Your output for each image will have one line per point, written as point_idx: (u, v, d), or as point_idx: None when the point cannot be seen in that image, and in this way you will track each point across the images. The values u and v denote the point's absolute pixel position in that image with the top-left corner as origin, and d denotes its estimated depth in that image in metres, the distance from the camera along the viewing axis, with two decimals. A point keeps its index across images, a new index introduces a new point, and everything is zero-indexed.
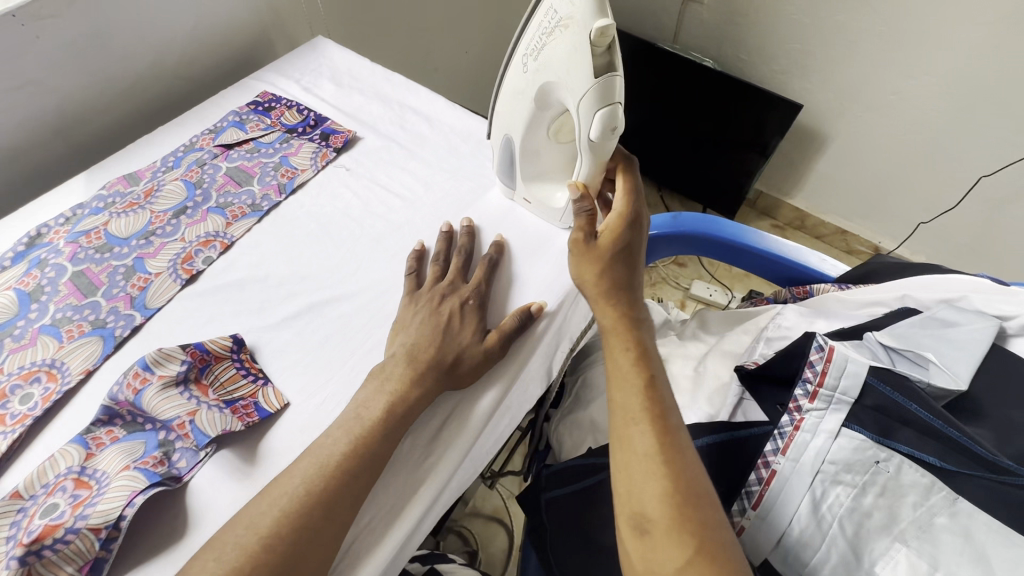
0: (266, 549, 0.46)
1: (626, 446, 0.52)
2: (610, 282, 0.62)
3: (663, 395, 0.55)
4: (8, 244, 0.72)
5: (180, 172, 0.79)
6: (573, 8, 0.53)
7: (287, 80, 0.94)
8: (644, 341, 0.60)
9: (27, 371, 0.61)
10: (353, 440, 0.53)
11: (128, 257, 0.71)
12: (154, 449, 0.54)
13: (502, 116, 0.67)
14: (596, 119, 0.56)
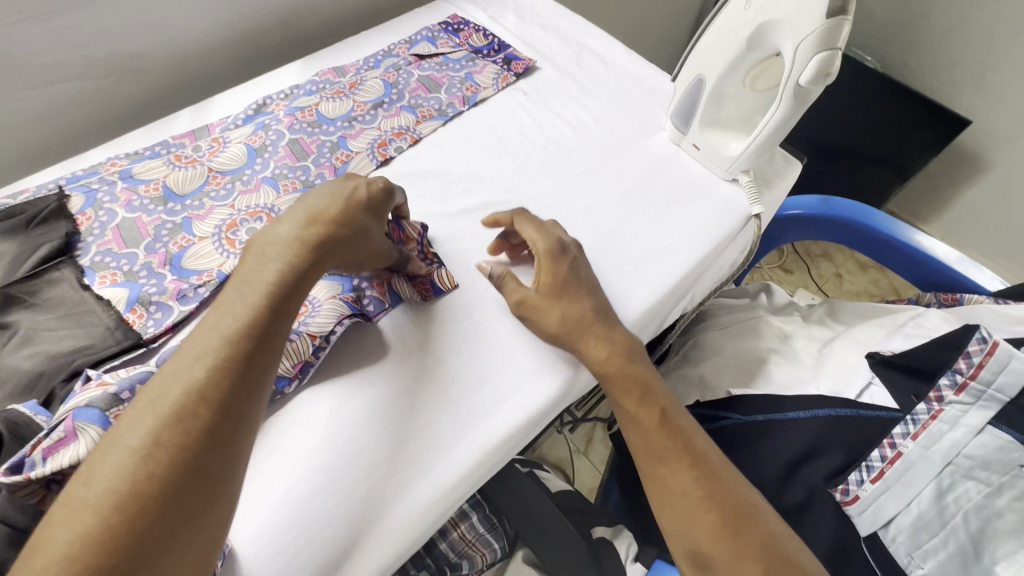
0: (222, 381, 0.42)
1: (666, 481, 0.55)
2: (602, 319, 0.61)
3: (679, 425, 0.58)
4: (239, 107, 0.84)
5: (379, 72, 0.88)
6: None
7: (475, 7, 1.00)
8: (641, 372, 0.60)
9: (253, 210, 0.72)
10: (279, 277, 0.49)
11: (334, 135, 0.80)
12: (350, 290, 0.62)
13: (700, 55, 0.70)
14: (813, 62, 0.57)
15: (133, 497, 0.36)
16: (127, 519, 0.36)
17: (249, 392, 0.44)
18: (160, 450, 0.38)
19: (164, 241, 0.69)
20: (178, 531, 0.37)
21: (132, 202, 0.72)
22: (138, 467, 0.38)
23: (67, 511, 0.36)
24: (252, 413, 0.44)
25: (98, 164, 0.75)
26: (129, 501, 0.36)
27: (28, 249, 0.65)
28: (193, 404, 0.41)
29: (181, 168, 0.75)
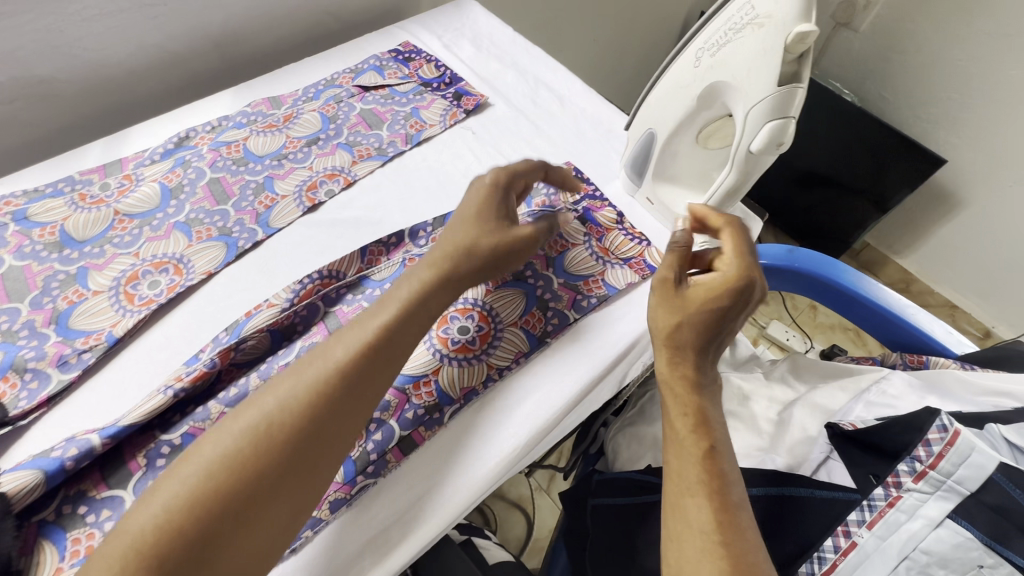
0: (256, 464, 0.42)
1: (680, 513, 0.47)
2: (683, 337, 0.55)
3: (722, 461, 0.49)
4: (160, 139, 0.77)
5: (318, 104, 0.82)
6: (775, 6, 0.50)
7: (428, 34, 0.95)
8: (705, 406, 0.53)
9: (158, 260, 0.65)
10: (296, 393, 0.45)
11: (260, 175, 0.74)
12: (347, 474, 0.54)
13: (651, 109, 0.65)
14: (763, 130, 0.53)
15: (199, 506, 0.39)
16: (183, 534, 0.38)
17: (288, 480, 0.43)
18: (231, 471, 0.41)
19: (53, 294, 0.62)
20: (215, 548, 0.39)
21: (22, 248, 0.64)
22: (211, 484, 0.40)
23: (153, 499, 0.39)
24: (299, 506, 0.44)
25: None
26: (182, 526, 0.38)
27: None
28: (273, 436, 0.43)
29: (84, 210, 0.68)
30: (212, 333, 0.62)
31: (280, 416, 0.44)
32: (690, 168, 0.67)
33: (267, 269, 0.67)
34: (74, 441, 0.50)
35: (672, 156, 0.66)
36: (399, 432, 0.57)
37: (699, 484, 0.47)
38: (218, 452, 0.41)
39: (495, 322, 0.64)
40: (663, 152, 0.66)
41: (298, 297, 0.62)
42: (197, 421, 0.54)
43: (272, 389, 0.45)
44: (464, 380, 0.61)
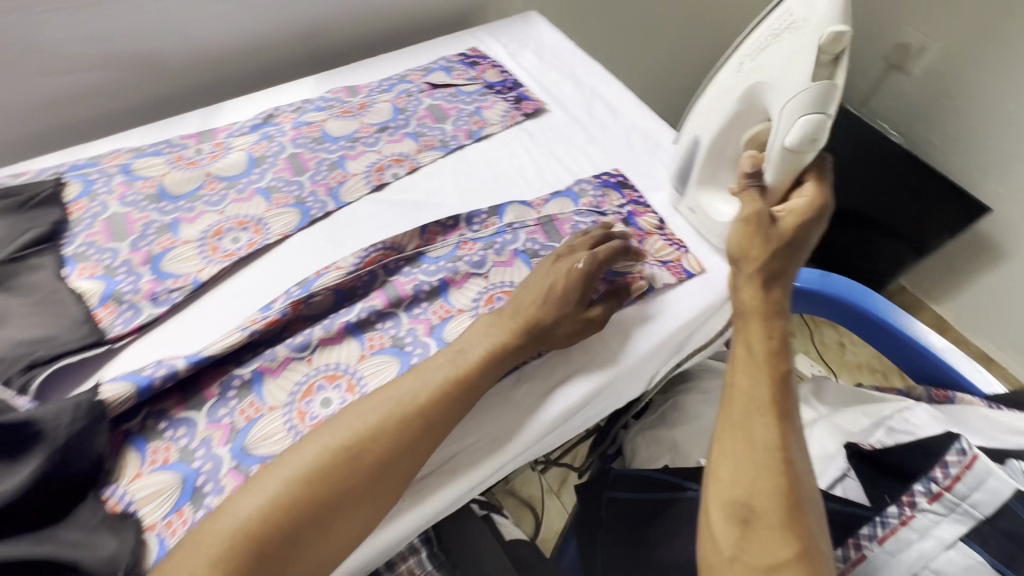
0: (314, 494, 0.49)
1: (749, 429, 0.47)
2: (762, 278, 0.54)
3: (792, 393, 0.49)
4: (248, 114, 0.85)
5: (391, 96, 0.89)
6: (809, 11, 0.56)
7: (495, 42, 1.02)
8: (787, 334, 0.52)
9: (240, 220, 0.72)
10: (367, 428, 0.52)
11: (334, 154, 0.81)
12: None
13: (689, 129, 0.72)
14: (799, 122, 0.57)
15: (266, 527, 0.47)
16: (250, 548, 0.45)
17: (339, 511, 0.50)
18: (297, 496, 0.48)
19: (149, 240, 0.69)
20: (273, 560, 0.46)
21: (126, 197, 0.73)
22: (283, 503, 0.48)
23: (229, 512, 0.47)
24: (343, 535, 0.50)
25: (100, 155, 0.77)
26: (254, 532, 0.46)
27: (18, 232, 0.67)
28: (337, 474, 0.50)
29: (180, 169, 0.76)
30: (281, 287, 0.68)
31: (348, 458, 0.51)
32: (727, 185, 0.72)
33: (334, 237, 0.73)
34: (162, 363, 0.57)
35: (711, 175, 0.72)
36: None
37: (767, 405, 0.48)
38: (285, 483, 0.49)
39: None
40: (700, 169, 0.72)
41: (364, 263, 0.68)
42: (265, 361, 0.60)
43: (335, 433, 0.52)
44: None
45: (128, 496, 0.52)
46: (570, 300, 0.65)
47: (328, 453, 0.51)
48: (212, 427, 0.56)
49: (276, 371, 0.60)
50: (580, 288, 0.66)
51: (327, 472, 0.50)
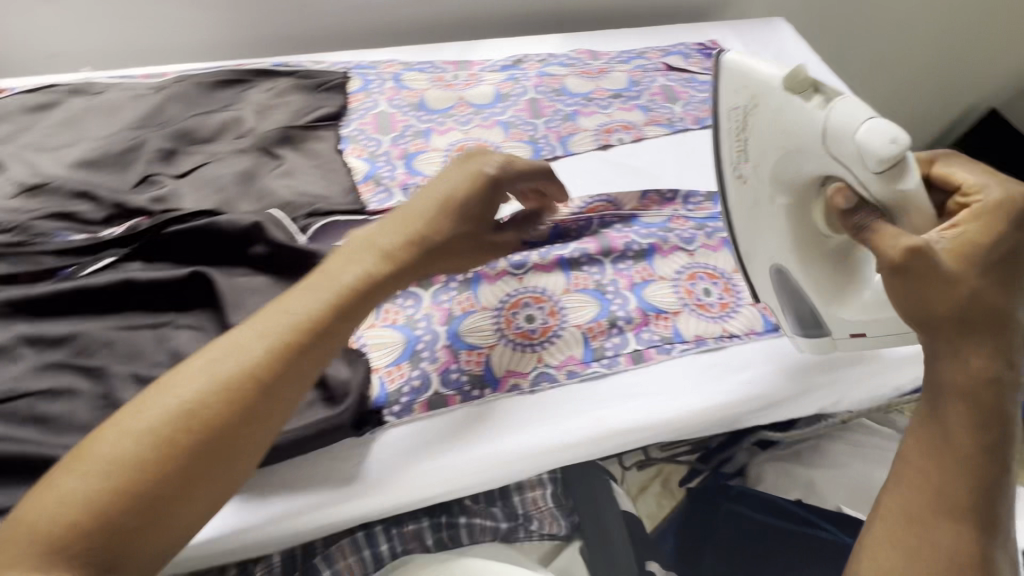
0: (212, 413, 0.43)
1: (926, 528, 0.43)
2: (945, 332, 0.45)
3: (996, 498, 0.43)
4: (500, 55, 0.93)
5: (628, 68, 0.93)
6: (750, 85, 0.52)
7: (735, 40, 1.02)
8: (1010, 421, 0.45)
9: (482, 143, 0.80)
10: (275, 340, 0.46)
11: (569, 107, 0.86)
12: (585, 357, 0.62)
13: (727, 164, 0.58)
14: (860, 129, 0.45)
15: (189, 435, 0.42)
16: (169, 461, 0.41)
17: (238, 432, 0.44)
18: (219, 404, 0.43)
19: (406, 139, 0.79)
20: (206, 473, 0.42)
21: (394, 100, 0.83)
22: (202, 410, 0.43)
23: (139, 420, 0.42)
24: (247, 457, 0.44)
25: (379, 61, 0.88)
26: (147, 462, 0.40)
27: (312, 107, 0.80)
28: (260, 371, 0.45)
29: (439, 88, 0.86)
30: (506, 210, 0.74)
31: (276, 360, 0.46)
32: (777, 239, 0.57)
33: (557, 180, 0.78)
34: None
35: (748, 205, 0.58)
36: (633, 344, 0.64)
37: (957, 505, 0.43)
38: (203, 388, 0.43)
39: (737, 296, 0.69)
40: (766, 220, 0.57)
41: (585, 212, 0.73)
42: (488, 268, 0.67)
43: (270, 334, 0.47)
44: (699, 330, 0.66)
45: (363, 340, 0.61)
46: (473, 207, 0.57)
47: (277, 330, 0.47)
48: (435, 308, 0.64)
49: (493, 278, 0.67)
50: (479, 195, 0.58)
51: (227, 387, 0.44)
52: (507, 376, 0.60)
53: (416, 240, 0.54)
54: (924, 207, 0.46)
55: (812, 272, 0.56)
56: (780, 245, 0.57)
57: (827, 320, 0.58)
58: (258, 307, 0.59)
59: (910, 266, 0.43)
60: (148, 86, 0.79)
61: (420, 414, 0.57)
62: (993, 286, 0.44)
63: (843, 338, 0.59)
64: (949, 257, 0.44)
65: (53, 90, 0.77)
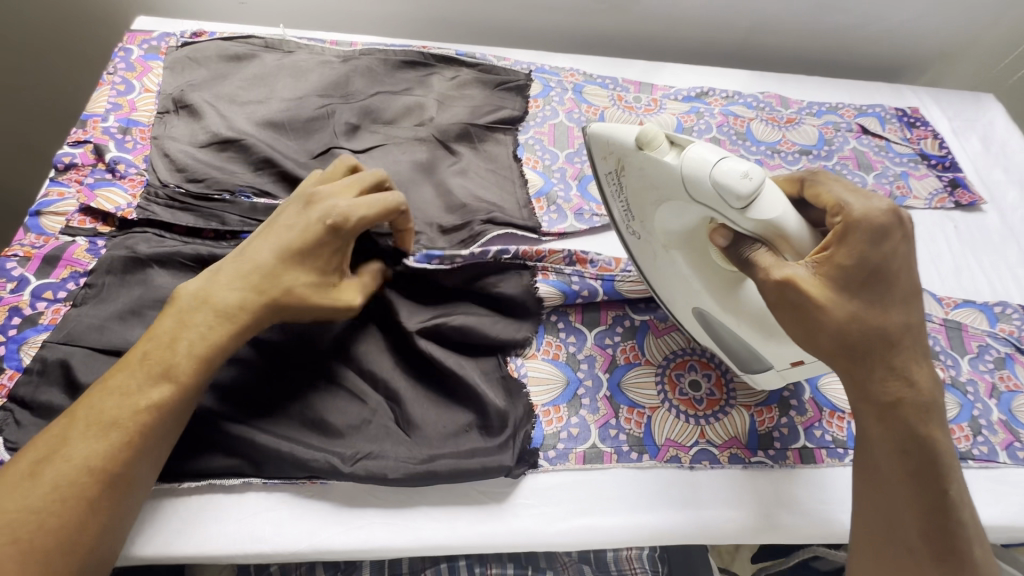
0: (102, 476, 0.42)
1: (896, 568, 0.46)
2: (845, 362, 0.45)
3: (950, 513, 0.45)
4: (684, 84, 0.87)
5: (819, 122, 0.85)
6: (620, 142, 0.51)
7: (939, 111, 0.92)
8: (933, 434, 0.45)
9: None
10: (181, 367, 0.45)
11: (753, 155, 0.80)
12: (751, 445, 0.57)
13: (621, 222, 0.58)
14: (664, 157, 0.48)
15: (90, 487, 0.41)
16: (74, 510, 0.40)
17: (132, 487, 0.43)
18: (118, 460, 0.42)
19: (582, 159, 0.76)
20: (114, 513, 0.42)
21: (572, 113, 0.80)
22: (99, 468, 0.42)
23: (33, 484, 0.40)
24: (135, 504, 0.44)
25: (561, 68, 0.85)
26: (51, 525, 0.39)
27: (492, 106, 0.77)
28: (147, 408, 0.44)
29: (620, 109, 0.81)
30: None
31: (162, 397, 0.44)
32: (689, 283, 0.54)
33: None
34: (585, 280, 0.61)
35: (652, 257, 0.57)
36: (803, 441, 0.58)
37: (917, 543, 0.45)
38: (97, 451, 0.42)
39: None
40: (675, 269, 0.55)
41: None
42: (655, 320, 0.63)
43: (149, 365, 0.45)
44: None
45: (524, 370, 0.58)
46: (329, 266, 0.52)
47: (173, 366, 0.45)
48: (598, 350, 0.61)
49: (660, 332, 0.63)
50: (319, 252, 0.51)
51: (125, 441, 0.43)
52: (668, 445, 0.56)
53: (288, 295, 0.49)
54: (800, 231, 0.45)
55: (740, 314, 0.52)
56: (695, 289, 0.54)
57: (769, 357, 0.53)
58: (444, 314, 0.57)
59: (800, 304, 0.44)
60: (335, 54, 0.78)
61: (574, 465, 0.54)
62: (871, 302, 0.44)
63: (787, 367, 0.53)
64: (817, 288, 0.44)
65: (248, 43, 0.77)
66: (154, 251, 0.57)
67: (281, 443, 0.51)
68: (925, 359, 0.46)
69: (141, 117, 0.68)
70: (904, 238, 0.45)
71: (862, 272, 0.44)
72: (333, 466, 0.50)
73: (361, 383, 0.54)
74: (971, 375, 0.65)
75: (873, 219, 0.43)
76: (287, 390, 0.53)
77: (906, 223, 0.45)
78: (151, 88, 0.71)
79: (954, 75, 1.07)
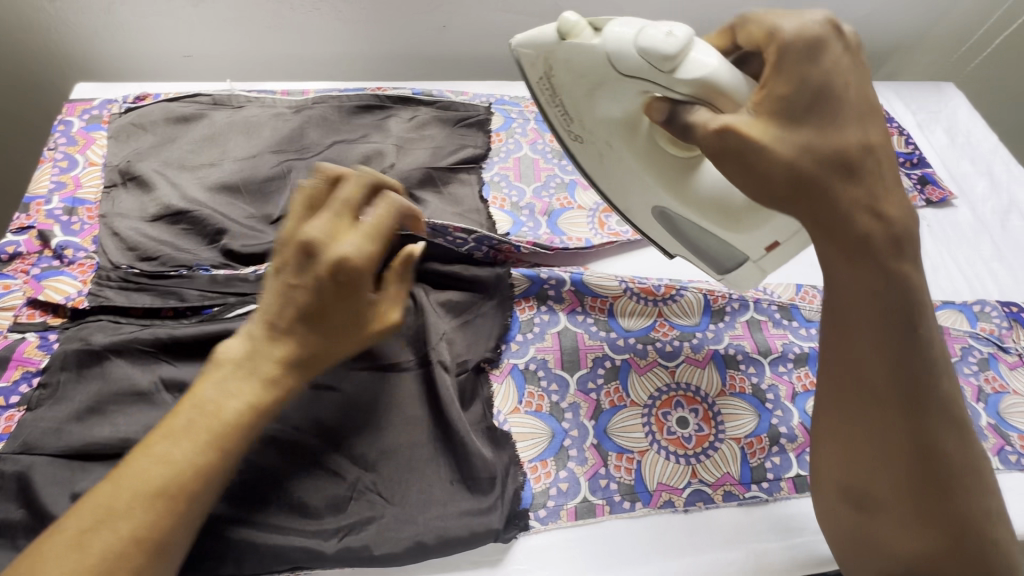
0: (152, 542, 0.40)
1: (865, 416, 0.47)
2: (805, 203, 0.44)
3: (924, 349, 0.45)
4: None
5: None
6: (540, 42, 0.50)
7: (902, 106, 0.92)
8: (904, 271, 0.44)
9: None
10: (226, 424, 0.43)
11: None
12: (746, 480, 0.56)
13: (562, 131, 0.57)
14: (585, 46, 0.48)
15: (137, 556, 0.39)
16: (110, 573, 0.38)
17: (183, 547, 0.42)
18: (165, 525, 0.40)
19: (550, 192, 0.74)
20: None
21: (536, 144, 0.78)
22: (148, 536, 0.40)
23: (80, 554, 0.38)
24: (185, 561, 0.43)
25: (521, 98, 0.83)
26: None
27: (453, 145, 0.75)
28: (188, 472, 0.41)
29: None
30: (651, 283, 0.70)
31: (211, 459, 0.42)
32: (643, 180, 0.56)
33: None
34: (541, 313, 0.64)
35: (599, 156, 0.57)
36: (797, 469, 0.57)
37: (885, 387, 0.45)
38: (147, 521, 0.40)
39: None
40: (626, 164, 0.56)
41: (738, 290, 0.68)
42: (637, 356, 0.62)
43: (194, 431, 0.42)
44: None
45: (506, 426, 0.57)
46: (364, 304, 0.47)
47: (217, 428, 0.43)
48: (582, 397, 0.59)
49: (643, 369, 0.61)
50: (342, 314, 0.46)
51: (172, 505, 0.41)
52: (661, 489, 0.55)
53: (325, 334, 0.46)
54: (737, 82, 0.45)
55: (695, 199, 0.53)
56: (650, 185, 0.56)
57: (742, 248, 0.55)
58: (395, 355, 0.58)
59: (736, 148, 0.43)
60: (287, 105, 0.76)
61: (567, 522, 0.53)
62: (822, 124, 0.43)
63: (761, 257, 0.56)
64: (760, 129, 0.43)
65: (195, 101, 0.74)
66: (110, 340, 0.55)
67: (256, 534, 0.49)
68: (897, 190, 0.45)
69: (87, 195, 0.65)
70: (844, 50, 0.44)
71: (805, 100, 0.42)
72: (315, 552, 0.48)
73: (336, 456, 0.52)
74: (956, 379, 0.65)
75: (805, 34, 0.42)
76: (258, 472, 0.51)
77: (844, 35, 0.44)
78: (95, 161, 0.68)
79: (915, 65, 1.08)
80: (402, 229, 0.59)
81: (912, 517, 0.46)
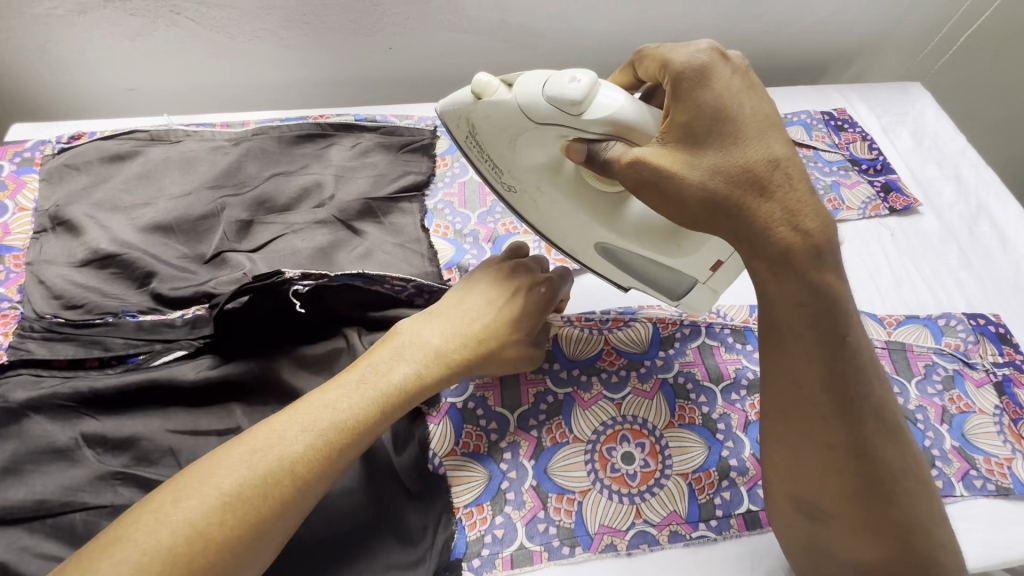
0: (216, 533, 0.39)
1: (805, 428, 0.45)
2: (723, 223, 0.45)
3: (855, 356, 0.44)
4: None
5: None
6: (462, 105, 0.53)
7: (867, 109, 0.89)
8: (829, 280, 0.43)
9: None
10: (326, 426, 0.45)
11: None
12: (693, 519, 0.54)
13: (495, 182, 0.59)
14: (501, 102, 0.50)
15: (196, 546, 0.38)
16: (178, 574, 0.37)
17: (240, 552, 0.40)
18: (228, 520, 0.40)
19: (495, 218, 0.72)
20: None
21: None
22: (208, 528, 0.39)
23: (145, 536, 0.38)
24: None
25: None
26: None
27: (395, 172, 0.73)
28: (253, 490, 0.41)
29: None
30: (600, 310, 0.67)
31: (298, 454, 0.43)
32: (577, 217, 0.56)
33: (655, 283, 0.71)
34: None
35: (533, 201, 0.58)
36: (748, 505, 0.55)
37: (822, 397, 0.44)
38: (213, 511, 0.39)
39: None
40: (559, 207, 0.56)
41: (688, 315, 0.66)
42: (580, 389, 0.60)
43: (291, 429, 0.44)
44: None
45: (442, 469, 0.55)
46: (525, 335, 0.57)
47: (317, 425, 0.45)
48: (522, 435, 0.57)
49: (587, 402, 0.59)
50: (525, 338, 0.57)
51: (240, 498, 0.41)
52: (602, 531, 0.53)
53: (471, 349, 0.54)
54: (642, 117, 0.48)
55: (629, 228, 0.54)
56: (585, 221, 0.56)
57: (690, 272, 0.55)
58: None
59: (649, 181, 0.45)
60: (226, 138, 0.74)
61: (502, 571, 0.51)
62: (730, 141, 0.45)
63: (709, 277, 0.55)
64: (667, 157, 0.45)
65: (131, 138, 0.73)
66: (29, 396, 0.53)
67: None
68: (809, 195, 0.44)
69: (15, 242, 0.64)
70: (732, 74, 0.46)
71: (707, 124, 0.45)
72: None
73: None
74: (920, 400, 0.62)
75: (693, 63, 0.46)
76: None
77: (730, 59, 0.47)
78: (26, 206, 0.67)
79: (883, 65, 1.05)
80: (333, 281, 0.57)
81: (861, 526, 0.44)
